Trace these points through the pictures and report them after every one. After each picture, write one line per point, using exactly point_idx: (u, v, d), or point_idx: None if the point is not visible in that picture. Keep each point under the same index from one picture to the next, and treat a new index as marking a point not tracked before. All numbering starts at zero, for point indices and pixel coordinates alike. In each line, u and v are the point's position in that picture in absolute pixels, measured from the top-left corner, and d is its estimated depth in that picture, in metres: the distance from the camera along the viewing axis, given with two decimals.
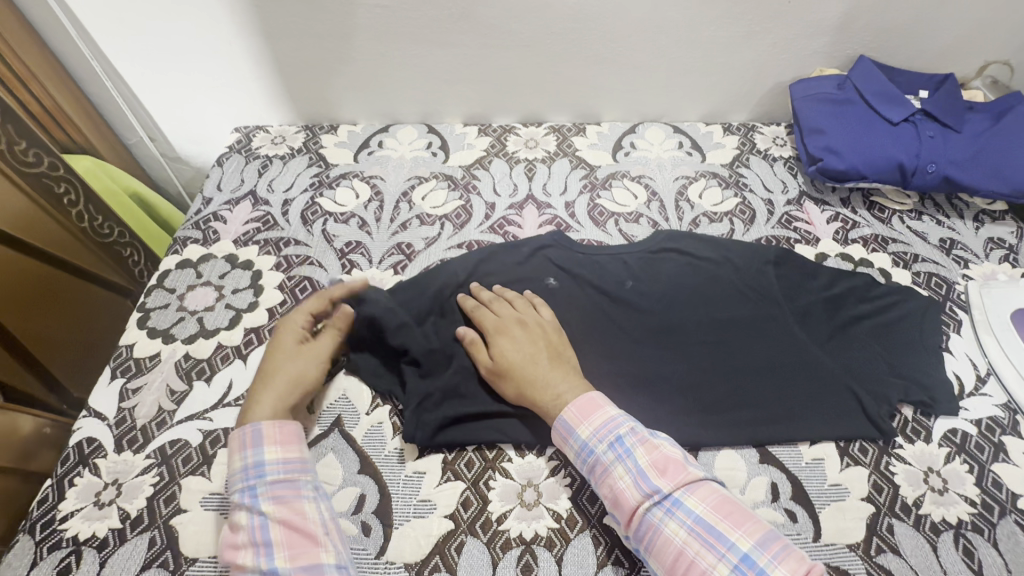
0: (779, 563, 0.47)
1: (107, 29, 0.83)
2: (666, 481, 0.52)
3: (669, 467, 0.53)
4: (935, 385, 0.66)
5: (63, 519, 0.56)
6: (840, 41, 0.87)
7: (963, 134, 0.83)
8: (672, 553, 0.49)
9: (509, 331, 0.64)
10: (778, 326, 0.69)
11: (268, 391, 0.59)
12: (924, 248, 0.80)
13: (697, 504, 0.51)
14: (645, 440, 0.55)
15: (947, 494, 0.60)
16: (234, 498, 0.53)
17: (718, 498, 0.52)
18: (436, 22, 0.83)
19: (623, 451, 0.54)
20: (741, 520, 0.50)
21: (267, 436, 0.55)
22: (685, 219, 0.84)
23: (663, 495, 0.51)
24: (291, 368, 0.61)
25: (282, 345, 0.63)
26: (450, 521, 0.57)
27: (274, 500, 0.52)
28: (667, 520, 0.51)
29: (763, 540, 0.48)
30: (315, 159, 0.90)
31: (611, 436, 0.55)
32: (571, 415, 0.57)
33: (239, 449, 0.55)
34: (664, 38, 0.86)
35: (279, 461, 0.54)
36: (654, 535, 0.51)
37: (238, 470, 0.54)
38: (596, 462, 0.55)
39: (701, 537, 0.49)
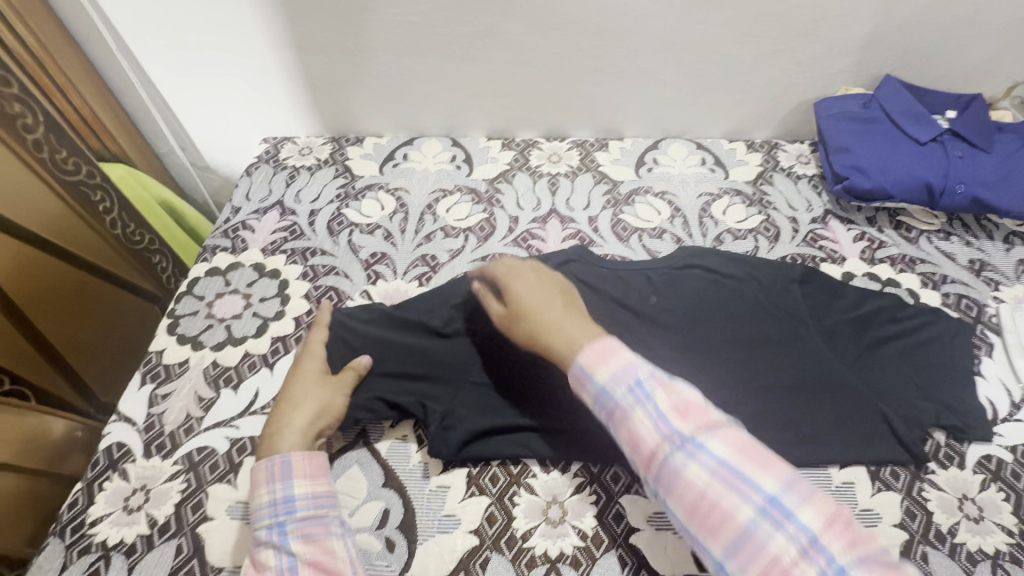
0: (806, 503, 0.45)
1: (146, 43, 0.86)
2: (687, 423, 0.50)
3: (691, 410, 0.50)
4: (968, 409, 0.64)
5: (92, 524, 0.56)
6: (866, 60, 0.87)
7: (992, 155, 0.82)
8: (693, 496, 0.47)
9: (522, 282, 0.64)
10: (805, 345, 0.69)
11: (286, 425, 0.58)
12: (952, 269, 0.79)
13: (720, 447, 0.48)
14: (666, 384, 0.52)
15: (983, 522, 0.58)
16: (261, 535, 0.52)
17: (742, 441, 0.49)
18: (464, 38, 0.84)
19: (642, 394, 0.52)
20: (765, 462, 0.48)
21: (297, 468, 0.55)
22: (708, 235, 0.84)
23: (684, 437, 0.49)
24: (308, 399, 0.60)
25: (299, 376, 0.63)
26: (474, 537, 0.56)
27: (304, 538, 0.52)
28: (688, 463, 0.48)
29: (789, 481, 0.46)
30: (341, 171, 0.91)
31: (629, 379, 0.53)
32: (587, 360, 0.55)
33: (266, 483, 0.54)
34: (688, 55, 0.87)
35: (308, 496, 0.54)
36: (674, 477, 0.48)
37: (266, 504, 0.53)
38: (613, 406, 0.53)
39: (724, 479, 0.47)
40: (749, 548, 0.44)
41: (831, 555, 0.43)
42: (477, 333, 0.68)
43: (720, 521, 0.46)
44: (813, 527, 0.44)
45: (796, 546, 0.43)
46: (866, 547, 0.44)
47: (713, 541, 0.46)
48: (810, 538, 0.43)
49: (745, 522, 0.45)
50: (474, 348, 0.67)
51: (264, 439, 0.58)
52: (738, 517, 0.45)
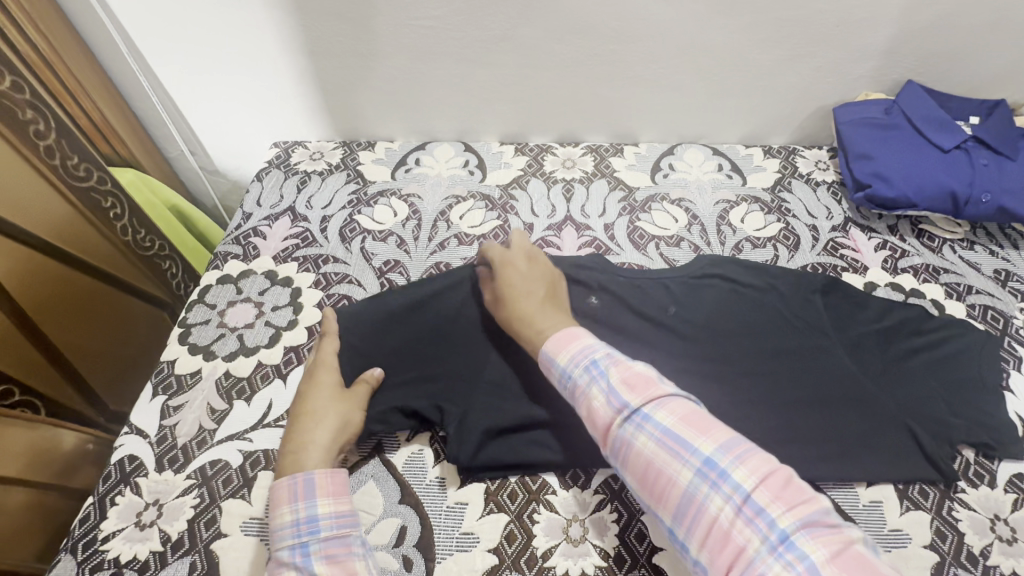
0: (741, 465, 0.47)
1: (158, 49, 0.85)
2: (635, 396, 0.52)
3: (639, 383, 0.53)
4: (998, 425, 0.63)
5: (105, 540, 0.55)
6: (888, 64, 0.86)
7: (1018, 162, 0.80)
8: (642, 465, 0.49)
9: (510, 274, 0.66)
10: (829, 358, 0.67)
11: (309, 442, 0.57)
12: (977, 279, 0.78)
13: (665, 417, 0.50)
14: (620, 362, 0.55)
15: (1016, 544, 0.57)
16: (284, 556, 0.51)
17: (687, 411, 0.51)
18: (479, 43, 0.83)
19: (597, 373, 0.54)
20: (707, 429, 0.50)
21: (320, 486, 0.54)
22: (727, 243, 0.83)
23: (633, 410, 0.51)
24: (328, 414, 0.59)
25: (314, 390, 0.61)
26: (494, 555, 0.55)
27: (327, 559, 0.50)
28: (637, 434, 0.50)
29: (727, 445, 0.48)
30: (353, 176, 0.90)
31: (585, 359, 0.56)
32: (551, 345, 0.58)
33: (289, 501, 0.53)
34: (706, 60, 0.85)
35: (331, 514, 0.53)
36: (626, 449, 0.51)
37: (288, 523, 0.52)
38: (573, 386, 0.56)
39: (668, 446, 0.49)
40: (690, 510, 0.46)
41: (765, 514, 0.44)
42: (494, 343, 0.66)
43: (666, 487, 0.48)
44: (746, 486, 0.45)
45: (732, 505, 0.45)
46: (802, 506, 0.44)
47: (661, 506, 0.48)
48: (743, 497, 0.45)
49: (686, 486, 0.47)
50: (491, 359, 0.65)
51: (285, 457, 0.57)
52: (680, 482, 0.47)
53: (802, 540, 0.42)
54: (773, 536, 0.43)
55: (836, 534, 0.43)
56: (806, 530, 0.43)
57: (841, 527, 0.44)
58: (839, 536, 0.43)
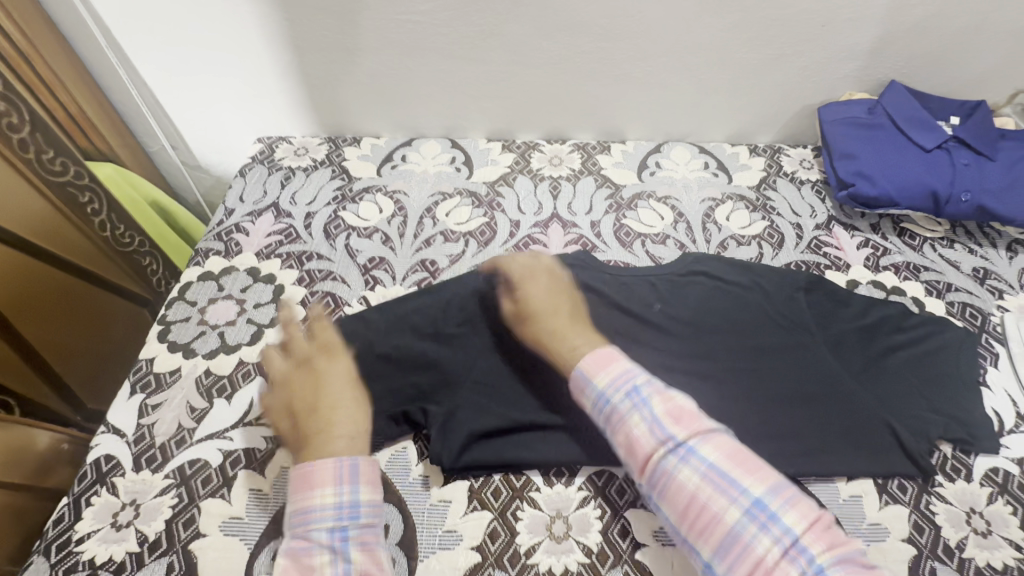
0: (790, 507, 0.47)
1: (139, 41, 0.84)
2: (681, 428, 0.52)
3: (685, 417, 0.53)
4: (975, 421, 0.64)
5: (79, 541, 0.54)
6: (872, 65, 0.86)
7: (997, 162, 0.82)
8: (685, 498, 0.49)
9: (538, 277, 0.67)
10: (812, 354, 0.68)
11: (356, 429, 0.57)
12: (957, 277, 0.79)
13: (711, 453, 0.51)
14: (662, 392, 0.55)
15: (991, 537, 0.58)
16: (318, 536, 0.50)
17: (732, 448, 0.52)
18: (466, 38, 0.82)
19: (639, 400, 0.54)
20: (753, 468, 0.50)
21: (364, 474, 0.54)
22: (712, 241, 0.83)
23: (678, 442, 0.51)
24: (357, 398, 0.59)
25: (338, 372, 0.60)
26: (477, 553, 0.55)
27: (361, 547, 0.51)
28: (681, 466, 0.50)
29: (775, 486, 0.49)
30: (338, 172, 0.89)
31: (626, 386, 0.55)
32: (587, 365, 0.58)
33: (332, 483, 0.52)
34: (693, 58, 0.85)
35: (370, 503, 0.53)
36: (668, 480, 0.51)
37: (329, 506, 0.51)
38: (612, 411, 0.55)
39: (714, 482, 0.49)
40: (735, 548, 0.46)
41: (812, 556, 0.45)
42: (480, 340, 0.66)
43: (709, 522, 0.48)
44: (795, 529, 0.46)
45: (779, 546, 0.45)
46: (842, 548, 0.46)
47: (701, 540, 0.48)
48: (791, 540, 0.45)
49: (731, 524, 0.47)
50: (477, 357, 0.65)
51: (337, 441, 0.55)
52: (725, 520, 0.47)
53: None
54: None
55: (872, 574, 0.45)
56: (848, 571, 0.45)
57: (876, 568, 0.46)
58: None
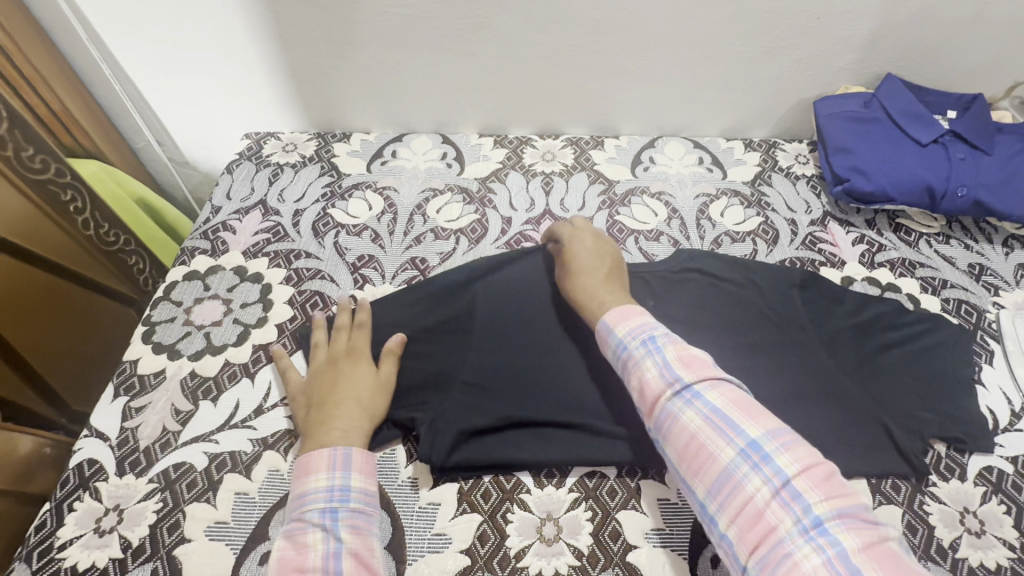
0: (787, 451, 0.46)
1: (119, 34, 0.82)
2: (689, 373, 0.52)
3: (694, 363, 0.52)
4: (969, 419, 0.63)
5: (61, 548, 0.53)
6: (868, 58, 0.85)
7: (994, 156, 0.81)
8: (685, 438, 0.49)
9: (579, 241, 0.69)
10: (805, 352, 0.67)
11: (355, 425, 0.57)
12: (952, 273, 0.78)
13: (715, 397, 0.50)
14: (676, 340, 0.55)
15: (985, 537, 0.56)
16: (310, 518, 0.50)
17: (739, 396, 0.51)
18: (455, 31, 0.81)
19: (652, 346, 0.54)
20: (758, 415, 0.49)
21: (356, 461, 0.53)
22: (706, 238, 0.82)
23: (684, 385, 0.51)
24: (372, 398, 0.59)
25: (359, 373, 0.60)
26: (466, 557, 0.54)
27: (352, 530, 0.50)
28: (685, 409, 0.50)
29: (777, 433, 0.47)
30: (327, 168, 0.87)
31: (643, 334, 0.56)
32: (611, 317, 0.59)
33: (324, 468, 0.52)
34: (687, 51, 0.84)
35: (362, 489, 0.52)
36: (671, 422, 0.51)
37: (320, 489, 0.51)
38: (627, 356, 0.56)
39: (715, 424, 0.49)
40: (728, 486, 0.46)
41: (804, 500, 0.43)
42: (471, 341, 0.65)
43: (706, 462, 0.48)
44: (788, 471, 0.45)
45: (770, 487, 0.44)
46: (842, 499, 0.44)
47: (697, 480, 0.48)
48: (783, 481, 0.44)
49: (727, 464, 0.47)
50: (469, 357, 0.64)
51: (334, 434, 0.55)
52: (721, 459, 0.47)
53: (838, 528, 0.41)
54: (807, 520, 0.42)
55: (872, 529, 0.43)
56: (845, 522, 0.42)
57: (879, 525, 0.44)
58: (875, 532, 0.42)
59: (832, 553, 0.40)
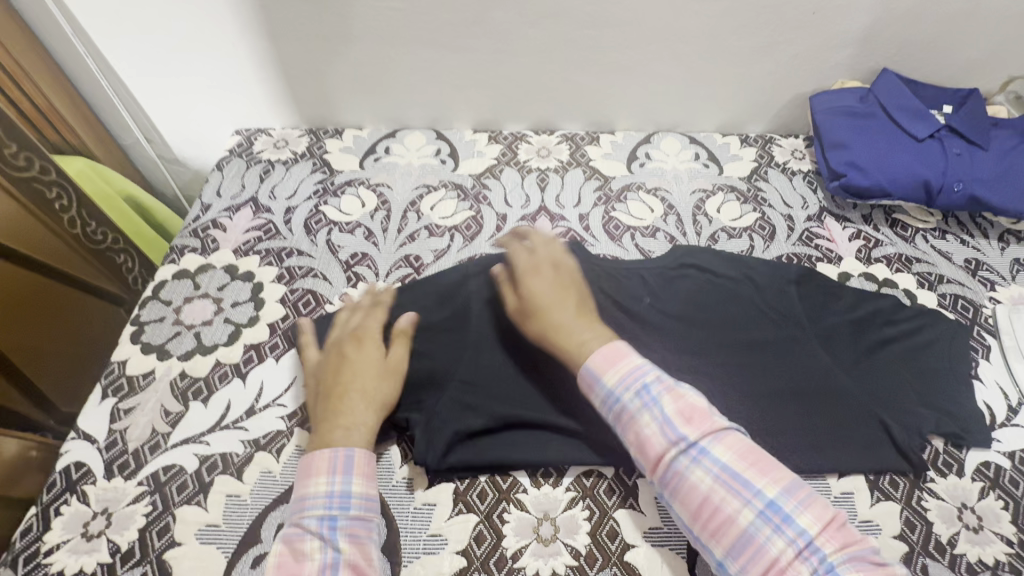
0: (804, 508, 0.46)
1: (105, 28, 0.80)
2: (692, 428, 0.50)
3: (696, 416, 0.51)
4: (966, 414, 0.63)
5: (48, 553, 0.52)
6: (864, 53, 0.85)
7: (989, 152, 0.81)
8: (698, 499, 0.48)
9: (539, 268, 0.65)
10: (803, 349, 0.66)
11: (359, 419, 0.56)
12: (948, 268, 0.78)
13: (723, 453, 0.49)
14: (672, 389, 0.53)
15: (983, 532, 0.56)
16: (309, 524, 0.49)
17: (745, 447, 0.50)
18: (448, 25, 0.80)
19: (649, 399, 0.52)
20: (767, 468, 0.49)
21: (357, 465, 0.53)
22: (703, 234, 0.82)
23: (690, 443, 0.50)
24: (377, 389, 0.58)
25: (365, 367, 0.59)
26: (462, 558, 0.54)
27: (350, 538, 0.49)
28: (694, 468, 0.49)
29: (789, 487, 0.47)
30: (319, 165, 0.86)
31: (637, 383, 0.53)
32: (596, 363, 0.56)
33: (325, 473, 0.52)
34: (682, 46, 0.83)
35: (362, 496, 0.51)
36: (680, 482, 0.49)
37: (321, 494, 0.51)
38: (623, 410, 0.53)
39: (727, 484, 0.48)
40: (749, 549, 0.45)
41: (823, 555, 0.44)
42: (466, 339, 0.65)
43: (723, 523, 0.47)
44: (809, 530, 0.45)
45: (793, 548, 0.44)
46: (858, 547, 0.45)
47: (715, 541, 0.47)
48: (806, 541, 0.44)
49: (745, 525, 0.46)
50: (464, 355, 0.64)
51: (337, 431, 0.55)
52: (739, 521, 0.46)
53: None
54: None
55: (890, 574, 0.44)
56: (856, 566, 0.43)
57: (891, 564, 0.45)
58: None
59: None
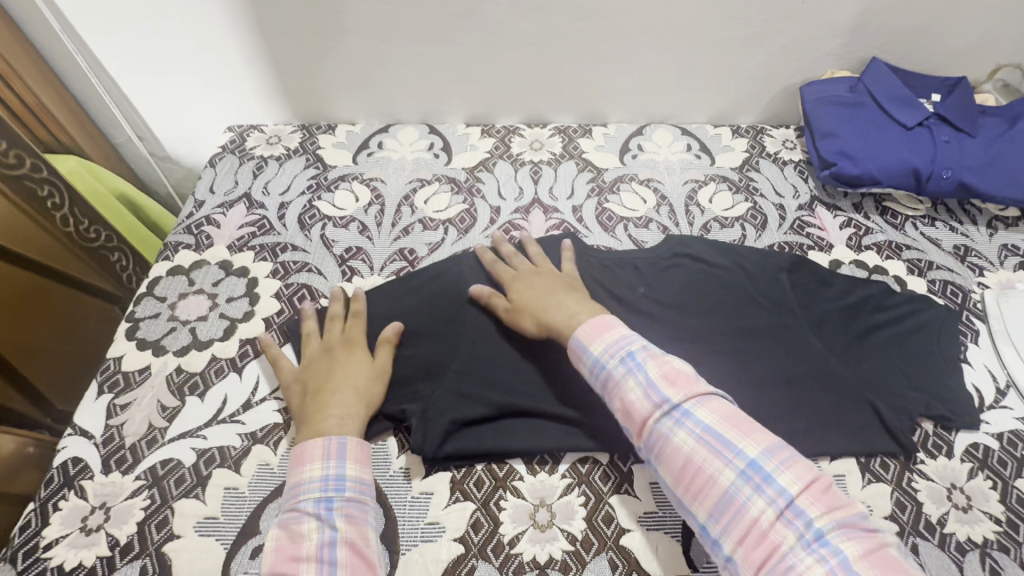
0: (786, 468, 0.46)
1: (93, 26, 0.80)
2: (675, 391, 0.51)
3: (680, 380, 0.52)
4: (955, 396, 0.63)
5: (47, 547, 0.52)
6: (853, 43, 0.85)
7: (978, 139, 0.81)
8: (681, 461, 0.49)
9: (525, 275, 0.67)
10: (794, 336, 0.67)
11: (350, 413, 0.57)
12: (937, 255, 0.79)
13: (706, 415, 0.50)
14: (656, 356, 0.54)
15: (972, 511, 0.57)
16: (305, 507, 0.50)
17: (729, 411, 0.51)
18: (439, 19, 0.80)
19: (634, 365, 0.54)
20: (750, 431, 0.49)
21: (351, 451, 0.53)
22: (695, 224, 0.82)
23: (673, 405, 0.51)
24: (368, 388, 0.59)
25: (354, 361, 0.61)
26: (460, 545, 0.54)
27: (347, 518, 0.50)
28: (676, 429, 0.50)
29: (771, 448, 0.48)
30: (312, 161, 0.86)
31: (622, 352, 0.55)
32: (584, 335, 0.58)
33: (319, 458, 0.52)
34: (673, 38, 0.84)
35: (357, 478, 0.52)
36: (663, 443, 0.50)
37: (315, 478, 0.51)
38: (608, 376, 0.55)
39: (710, 444, 0.48)
40: (730, 509, 0.46)
41: (805, 516, 0.44)
42: (462, 330, 0.65)
43: (706, 484, 0.48)
44: (790, 490, 0.45)
45: (773, 507, 0.44)
46: (840, 509, 0.44)
47: (698, 503, 0.48)
48: (786, 501, 0.44)
49: (726, 485, 0.47)
50: (459, 347, 0.64)
51: (331, 419, 0.55)
52: (720, 481, 0.47)
53: (838, 540, 0.42)
54: (810, 535, 0.43)
55: (871, 537, 0.43)
56: (841, 530, 0.43)
57: (879, 532, 0.44)
58: (874, 539, 0.43)
59: (838, 567, 0.41)
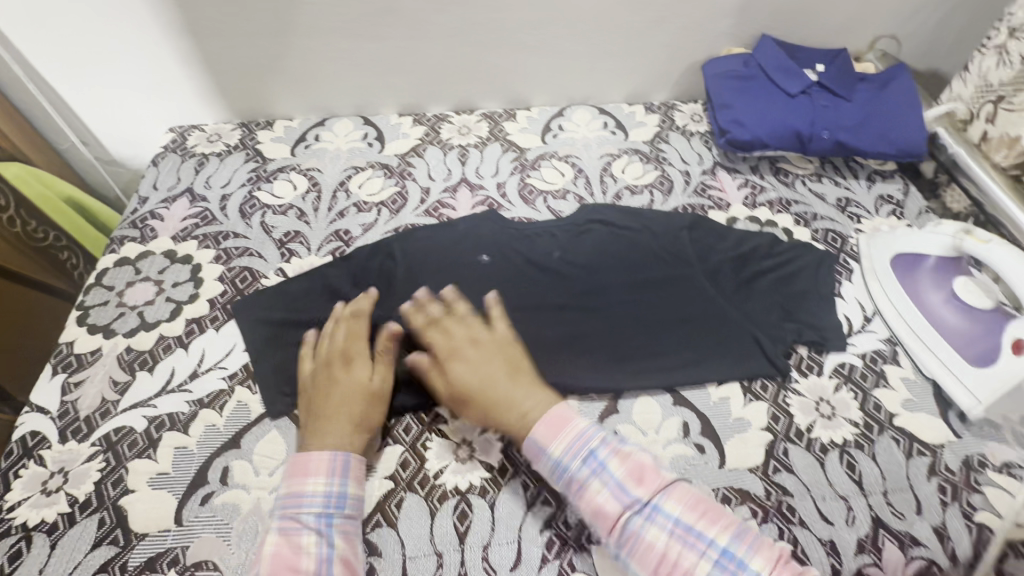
0: (755, 551, 0.47)
1: (30, 36, 0.84)
2: (643, 489, 0.51)
3: (646, 475, 0.52)
4: (827, 325, 0.73)
5: (11, 509, 0.58)
6: (743, 21, 0.95)
7: (854, 102, 0.91)
8: (655, 558, 0.49)
9: (461, 350, 0.63)
10: (690, 283, 0.75)
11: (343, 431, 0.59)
12: (822, 208, 0.88)
13: (674, 507, 0.50)
14: (618, 450, 0.54)
15: (835, 418, 0.66)
16: (307, 519, 0.53)
17: (694, 497, 0.52)
18: (362, 17, 0.86)
19: (598, 465, 0.53)
20: (716, 517, 0.50)
21: (353, 470, 0.57)
22: (608, 192, 0.90)
23: (641, 503, 0.51)
24: (359, 406, 0.61)
25: (343, 378, 0.62)
26: (390, 481, 0.61)
27: (344, 535, 0.54)
28: (648, 527, 0.50)
29: (738, 532, 0.49)
30: (252, 155, 0.92)
31: (584, 451, 0.54)
32: (541, 433, 0.56)
33: (324, 474, 0.56)
34: (581, 24, 0.91)
35: (356, 496, 0.57)
36: (636, 542, 0.50)
37: (319, 493, 0.55)
38: (572, 478, 0.54)
39: (683, 538, 0.49)
40: None
41: None
42: (392, 298, 0.72)
43: None
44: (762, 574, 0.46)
45: None
46: None
47: None
48: None
49: None
50: (389, 313, 0.71)
51: (325, 447, 0.58)
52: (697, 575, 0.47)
53: None
54: None
55: None
56: None
57: None
58: None
59: None
